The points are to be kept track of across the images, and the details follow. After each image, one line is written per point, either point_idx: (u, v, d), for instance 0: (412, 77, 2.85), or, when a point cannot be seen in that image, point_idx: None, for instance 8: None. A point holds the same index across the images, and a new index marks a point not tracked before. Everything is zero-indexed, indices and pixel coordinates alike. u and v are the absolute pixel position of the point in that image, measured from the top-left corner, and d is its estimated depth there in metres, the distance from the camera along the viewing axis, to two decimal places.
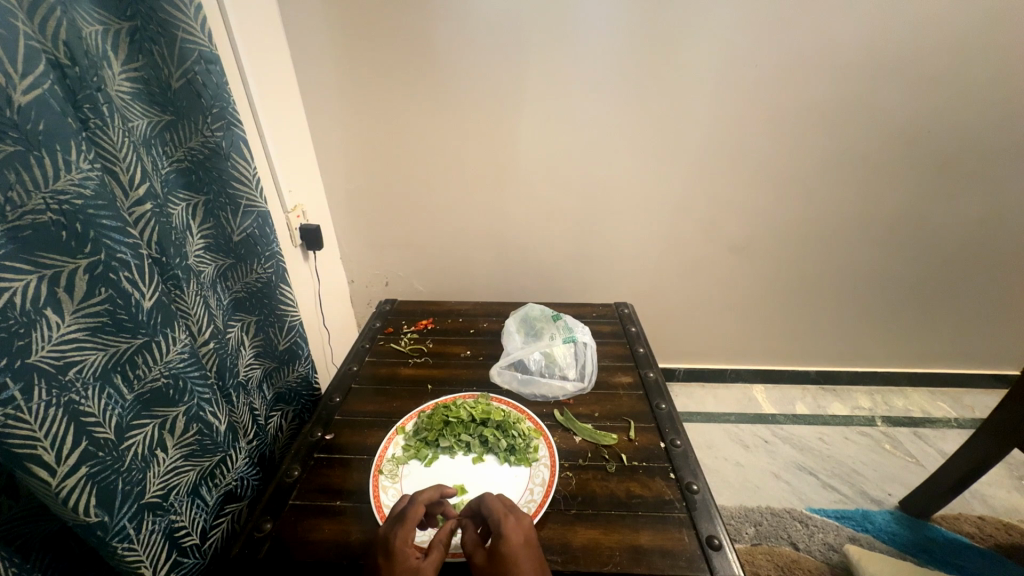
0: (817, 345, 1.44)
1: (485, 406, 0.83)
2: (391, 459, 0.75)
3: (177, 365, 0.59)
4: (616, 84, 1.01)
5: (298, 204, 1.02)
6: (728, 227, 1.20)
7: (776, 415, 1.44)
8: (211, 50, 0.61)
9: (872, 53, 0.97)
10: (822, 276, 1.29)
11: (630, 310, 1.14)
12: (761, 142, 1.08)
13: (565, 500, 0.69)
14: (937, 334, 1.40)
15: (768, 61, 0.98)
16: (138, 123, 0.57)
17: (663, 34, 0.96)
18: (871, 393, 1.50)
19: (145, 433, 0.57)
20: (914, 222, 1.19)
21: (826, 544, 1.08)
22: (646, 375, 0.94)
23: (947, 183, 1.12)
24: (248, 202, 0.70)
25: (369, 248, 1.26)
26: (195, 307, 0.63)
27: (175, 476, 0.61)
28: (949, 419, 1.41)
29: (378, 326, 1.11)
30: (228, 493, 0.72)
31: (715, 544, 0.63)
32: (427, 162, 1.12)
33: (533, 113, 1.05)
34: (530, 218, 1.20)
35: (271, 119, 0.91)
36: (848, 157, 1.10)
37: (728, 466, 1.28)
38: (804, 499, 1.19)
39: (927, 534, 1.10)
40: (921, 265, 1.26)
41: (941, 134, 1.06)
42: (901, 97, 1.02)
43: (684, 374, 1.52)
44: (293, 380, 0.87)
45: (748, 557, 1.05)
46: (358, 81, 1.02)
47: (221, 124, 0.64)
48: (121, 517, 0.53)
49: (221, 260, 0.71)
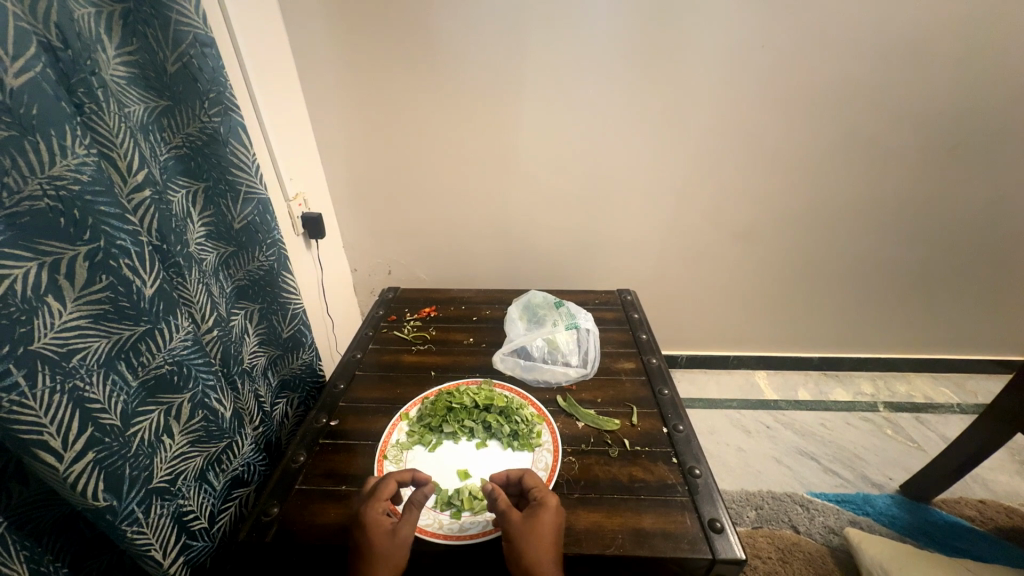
0: (821, 331, 1.44)
1: (488, 392, 0.83)
2: (395, 444, 0.75)
3: (180, 352, 0.59)
4: (619, 69, 0.99)
5: (299, 193, 1.01)
6: (733, 212, 1.19)
7: (778, 401, 1.44)
8: (205, 33, 0.59)
9: (886, 31, 0.94)
10: (828, 262, 1.28)
11: (633, 297, 1.13)
12: (767, 126, 1.06)
13: (568, 484, 0.69)
14: (941, 320, 1.39)
15: (776, 42, 0.96)
16: (134, 108, 0.56)
17: (667, 17, 0.94)
18: (874, 379, 1.50)
19: (151, 419, 0.57)
20: (923, 206, 1.17)
21: (827, 527, 1.09)
22: (649, 361, 0.94)
23: (959, 166, 1.10)
24: (248, 189, 0.69)
25: (371, 236, 1.25)
26: (198, 295, 0.63)
27: (182, 461, 0.62)
28: (951, 404, 1.42)
29: (381, 313, 1.11)
30: (236, 478, 0.73)
31: (717, 527, 0.63)
32: (427, 149, 1.10)
33: (536, 96, 1.03)
34: (532, 206, 1.19)
35: (270, 107, 0.90)
36: (857, 140, 1.07)
37: (730, 451, 1.29)
38: (806, 483, 1.20)
39: (927, 517, 1.11)
40: (927, 250, 1.24)
41: (952, 116, 1.03)
42: (914, 79, 0.99)
43: (687, 360, 1.52)
44: (297, 367, 0.87)
45: (749, 540, 1.06)
46: (356, 67, 1.00)
47: (219, 110, 0.63)
48: (130, 501, 0.54)
49: (222, 248, 0.70)
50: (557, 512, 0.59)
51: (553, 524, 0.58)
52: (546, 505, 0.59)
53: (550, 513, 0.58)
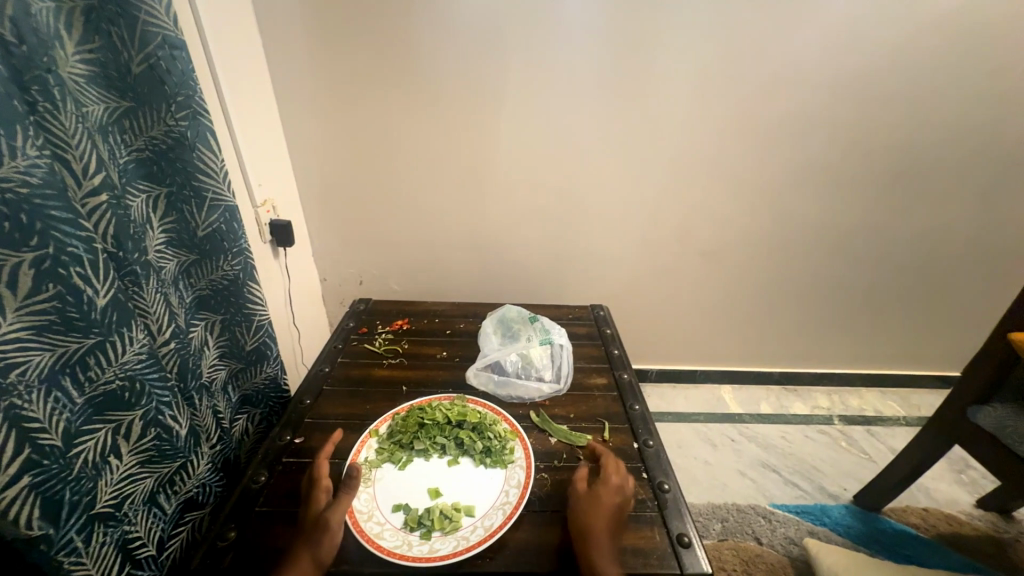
0: (782, 347, 1.50)
1: (460, 407, 0.82)
2: (364, 462, 0.72)
3: (133, 367, 0.55)
4: (594, 91, 1.03)
5: (268, 199, 0.98)
6: (700, 232, 1.24)
7: (742, 415, 1.49)
8: (175, 35, 0.58)
9: (837, 70, 1.02)
10: (788, 281, 1.35)
11: (605, 312, 1.16)
12: (732, 150, 1.11)
13: (541, 501, 0.69)
14: (889, 337, 1.49)
15: (738, 73, 1.02)
16: (93, 108, 0.52)
17: (639, 44, 0.98)
18: (829, 393, 1.58)
19: (97, 438, 0.53)
20: (870, 230, 1.25)
21: (787, 538, 1.13)
22: (620, 377, 0.95)
23: (901, 194, 1.19)
24: (215, 195, 0.67)
25: (343, 246, 1.23)
26: (155, 305, 0.60)
27: (131, 484, 0.58)
28: (898, 417, 1.51)
29: (351, 326, 1.08)
30: (189, 500, 0.68)
31: (685, 542, 0.65)
32: (404, 160, 1.10)
33: (513, 113, 1.05)
34: (508, 220, 1.20)
35: (241, 111, 0.88)
36: (812, 168, 1.15)
37: (697, 464, 1.32)
38: (768, 495, 1.24)
39: (878, 526, 1.17)
40: (876, 272, 1.33)
41: (893, 149, 1.12)
42: (861, 115, 1.08)
43: (656, 375, 1.56)
44: (260, 382, 0.84)
45: (715, 553, 1.08)
46: (333, 75, 0.99)
47: (186, 114, 0.61)
48: (68, 529, 0.50)
49: (183, 256, 0.67)
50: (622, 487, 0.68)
51: (617, 494, 0.67)
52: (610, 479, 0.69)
53: (613, 485, 0.68)
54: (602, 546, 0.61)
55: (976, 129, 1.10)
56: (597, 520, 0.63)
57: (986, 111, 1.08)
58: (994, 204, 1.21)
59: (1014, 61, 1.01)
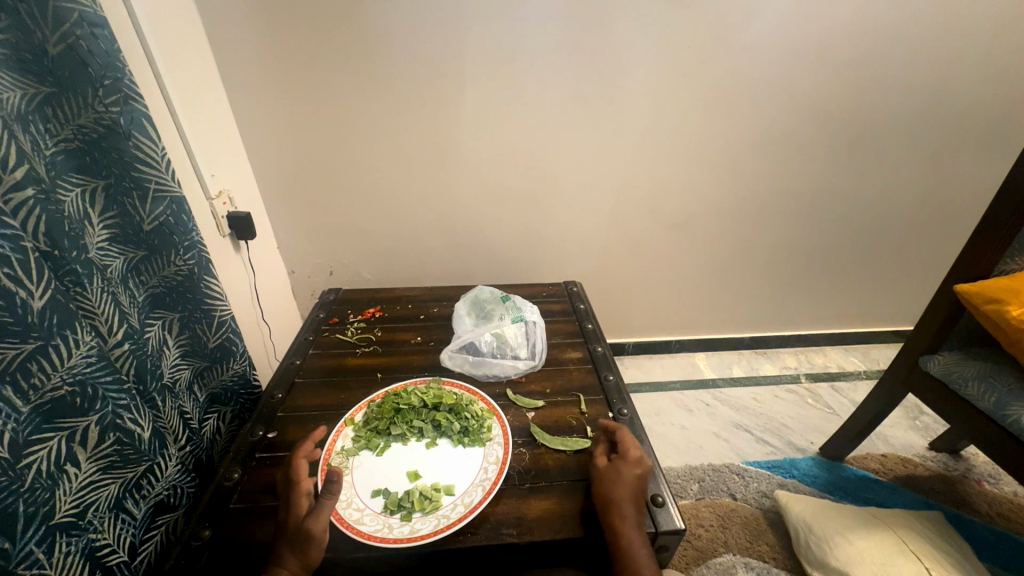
0: (750, 313, 1.56)
1: (437, 390, 0.82)
2: (340, 451, 0.72)
3: (82, 370, 0.52)
4: (557, 65, 1.01)
5: (222, 190, 0.94)
6: (668, 204, 1.25)
7: (715, 379, 1.55)
8: (94, 12, 0.54)
9: (795, 36, 1.03)
10: (754, 248, 1.38)
11: (578, 288, 1.16)
12: (696, 120, 1.12)
13: (519, 476, 0.70)
14: (849, 298, 1.56)
15: (700, 42, 1.01)
16: (7, 95, 0.47)
17: (600, 14, 0.96)
18: (796, 354, 1.65)
19: (49, 448, 0.51)
20: (830, 195, 1.29)
21: (759, 492, 1.19)
22: (594, 350, 0.97)
23: (857, 157, 1.23)
24: (158, 185, 0.64)
25: (309, 235, 1.19)
26: (102, 305, 0.56)
27: (92, 491, 0.56)
28: (859, 371, 1.59)
29: (321, 316, 1.06)
30: (160, 503, 0.67)
31: (659, 501, 0.67)
32: (366, 144, 1.06)
33: (476, 91, 1.02)
34: (477, 201, 1.18)
35: (184, 98, 0.83)
36: (773, 135, 1.17)
37: (674, 430, 1.37)
38: (741, 454, 1.30)
39: (842, 473, 1.24)
40: (835, 235, 1.38)
41: (849, 113, 1.15)
42: (820, 79, 1.09)
43: (633, 347, 1.59)
44: (228, 379, 0.81)
45: (693, 511, 1.13)
46: (282, 56, 0.94)
47: (116, 99, 0.57)
48: (26, 542, 0.48)
49: (130, 252, 0.63)
50: (640, 464, 0.66)
51: (634, 480, 0.64)
52: (625, 458, 0.67)
53: (628, 464, 0.66)
54: (627, 539, 0.59)
55: (926, 90, 1.13)
56: (618, 496, 0.63)
57: (936, 72, 1.11)
58: (944, 163, 1.26)
59: (960, 23, 1.04)
